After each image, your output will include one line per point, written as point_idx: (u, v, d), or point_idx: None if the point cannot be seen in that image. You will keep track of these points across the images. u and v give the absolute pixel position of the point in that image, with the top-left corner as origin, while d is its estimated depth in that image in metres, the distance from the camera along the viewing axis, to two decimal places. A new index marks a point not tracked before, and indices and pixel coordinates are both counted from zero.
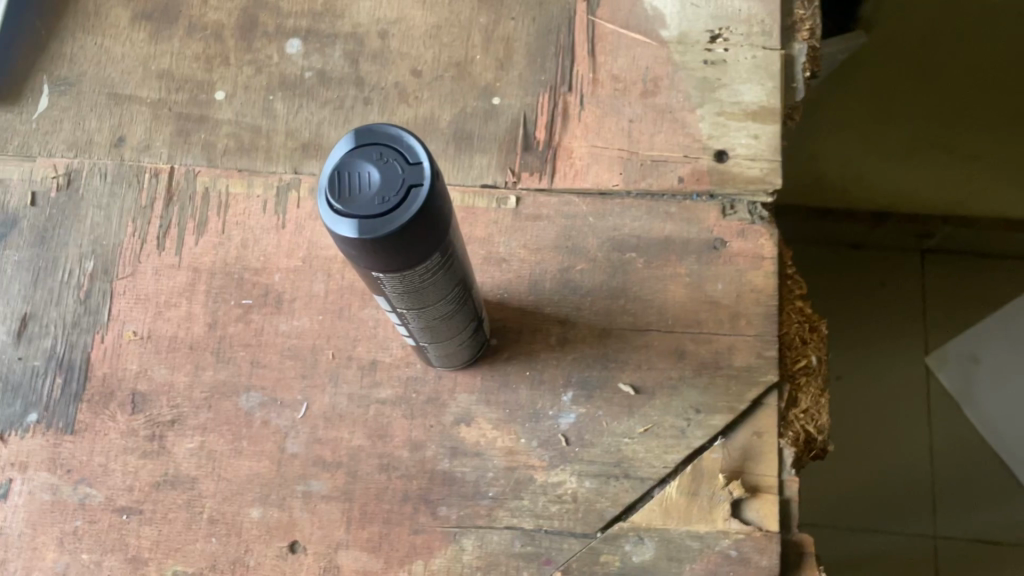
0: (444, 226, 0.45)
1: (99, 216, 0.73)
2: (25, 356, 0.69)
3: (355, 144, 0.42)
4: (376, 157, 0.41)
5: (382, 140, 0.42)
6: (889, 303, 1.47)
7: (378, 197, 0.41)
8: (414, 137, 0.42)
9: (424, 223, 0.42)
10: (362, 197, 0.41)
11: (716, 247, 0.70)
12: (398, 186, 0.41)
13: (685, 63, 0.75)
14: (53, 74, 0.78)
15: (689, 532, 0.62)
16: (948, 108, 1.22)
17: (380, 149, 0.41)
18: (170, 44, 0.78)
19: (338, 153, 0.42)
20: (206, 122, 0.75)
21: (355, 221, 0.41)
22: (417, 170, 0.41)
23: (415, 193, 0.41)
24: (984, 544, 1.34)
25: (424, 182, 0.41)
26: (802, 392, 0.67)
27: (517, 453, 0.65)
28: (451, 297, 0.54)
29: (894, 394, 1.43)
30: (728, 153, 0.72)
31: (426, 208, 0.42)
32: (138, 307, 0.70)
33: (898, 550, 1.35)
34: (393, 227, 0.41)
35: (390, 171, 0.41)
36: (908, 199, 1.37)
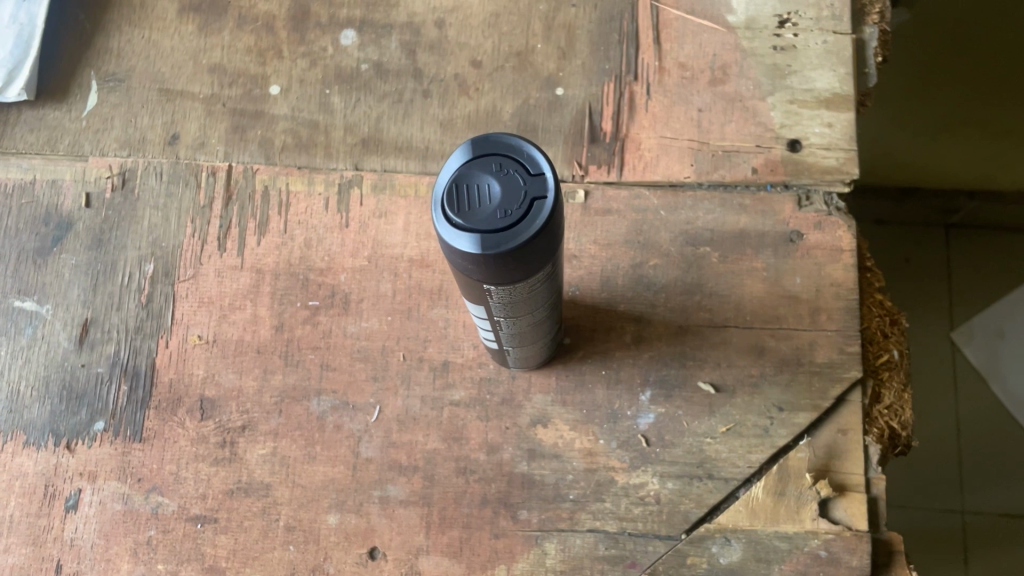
0: (558, 239, 0.43)
1: (157, 217, 0.71)
2: (88, 363, 0.68)
3: (473, 155, 0.41)
4: (496, 169, 0.40)
5: (501, 151, 0.41)
6: (913, 281, 1.42)
7: (499, 210, 0.39)
8: (534, 147, 0.40)
9: (545, 236, 0.41)
10: (480, 211, 0.40)
11: (793, 240, 0.68)
12: (521, 198, 0.39)
13: (754, 49, 0.73)
14: (101, 70, 0.75)
15: (777, 532, 0.61)
16: (977, 95, 1.13)
17: (499, 160, 0.40)
18: (220, 37, 0.76)
19: (455, 165, 0.41)
20: (262, 118, 0.73)
21: (475, 236, 0.39)
22: (539, 181, 0.40)
23: (539, 206, 0.40)
24: (1014, 518, 1.28)
25: (548, 193, 0.40)
26: (885, 387, 0.66)
27: (596, 455, 0.64)
28: (545, 307, 0.53)
29: (918, 370, 1.39)
30: (801, 142, 0.70)
31: (549, 222, 0.40)
32: (202, 311, 0.69)
33: (924, 527, 1.31)
34: (516, 241, 0.39)
35: (512, 183, 0.40)
36: (940, 171, 1.30)
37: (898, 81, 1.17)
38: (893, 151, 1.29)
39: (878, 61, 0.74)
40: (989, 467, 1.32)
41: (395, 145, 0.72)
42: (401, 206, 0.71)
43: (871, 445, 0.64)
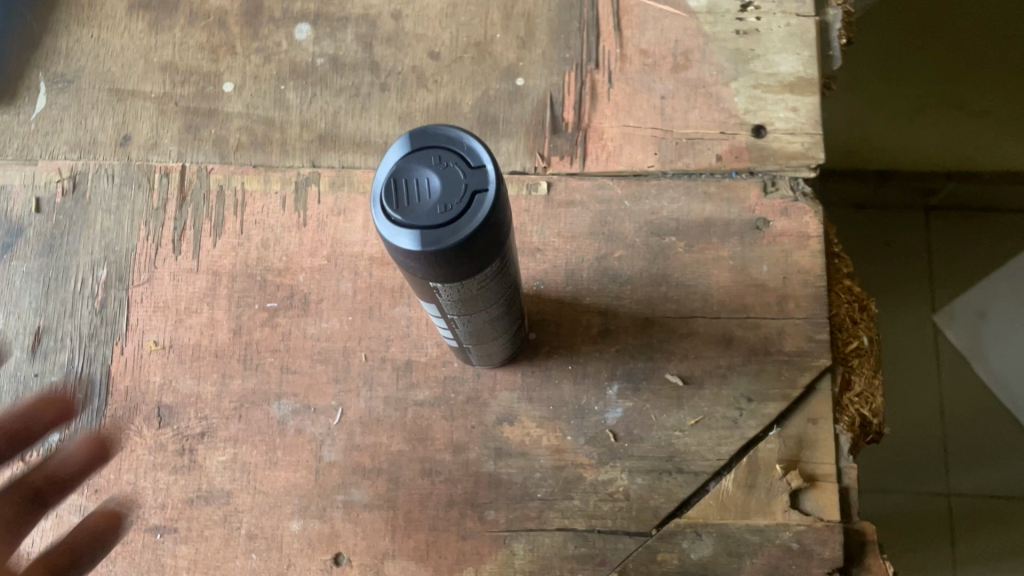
0: (504, 234, 0.42)
1: (110, 221, 0.69)
2: (41, 373, 0.66)
3: (412, 148, 0.39)
4: (436, 162, 0.38)
5: (440, 143, 0.39)
6: (895, 264, 1.40)
7: (439, 204, 0.38)
8: (474, 138, 0.39)
9: (488, 231, 0.39)
10: (421, 206, 0.38)
11: (759, 227, 0.67)
12: (461, 191, 0.38)
13: (716, 34, 0.71)
14: (49, 71, 0.73)
15: (749, 526, 0.60)
16: (958, 69, 1.13)
17: (438, 153, 0.39)
18: (171, 34, 0.74)
19: (393, 159, 0.39)
20: (216, 116, 0.72)
21: (415, 232, 0.38)
22: (480, 174, 0.38)
23: (480, 199, 0.38)
24: (998, 498, 1.29)
25: (489, 186, 0.38)
26: (855, 374, 0.65)
27: (564, 452, 0.63)
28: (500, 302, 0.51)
29: (901, 354, 1.38)
30: (766, 127, 0.69)
31: (492, 216, 0.38)
32: (158, 315, 0.67)
33: (913, 511, 1.30)
34: (458, 237, 0.38)
35: (452, 176, 0.38)
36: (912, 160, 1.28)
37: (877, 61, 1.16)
38: (868, 137, 1.27)
39: (843, 43, 0.73)
40: (974, 448, 1.31)
41: (353, 140, 0.70)
42: (360, 202, 0.69)
43: (841, 433, 0.63)
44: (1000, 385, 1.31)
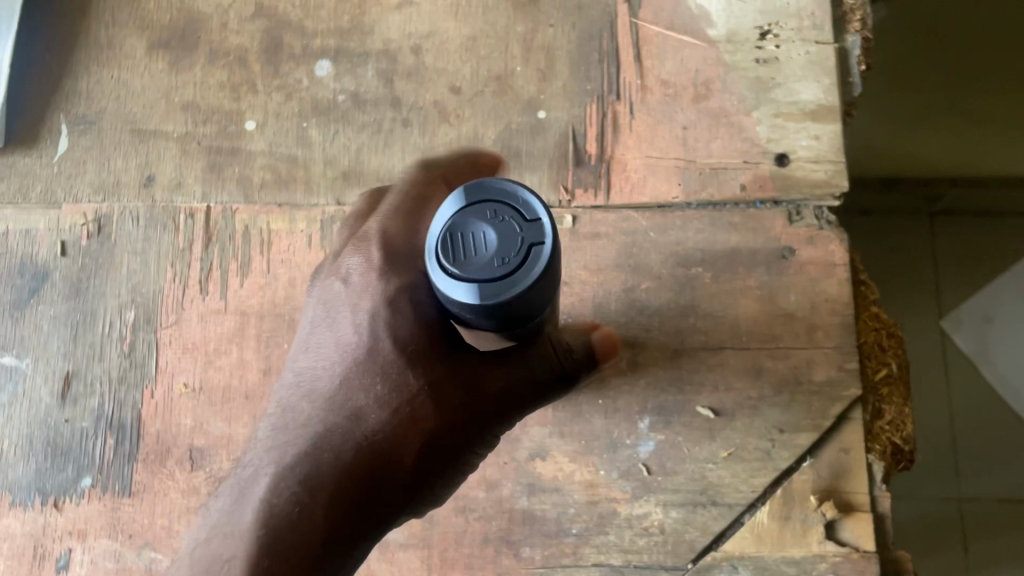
0: (556, 286, 0.42)
1: (136, 263, 0.69)
2: (71, 418, 0.66)
3: (466, 203, 0.40)
4: (492, 217, 0.39)
5: (496, 198, 0.40)
6: (902, 270, 1.39)
7: (496, 258, 0.38)
8: (530, 193, 0.40)
9: (547, 282, 0.39)
10: (478, 262, 0.38)
11: (785, 256, 0.67)
12: (519, 245, 0.38)
13: (736, 63, 0.72)
14: (70, 113, 0.73)
15: (784, 558, 0.61)
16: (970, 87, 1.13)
17: (494, 207, 0.39)
18: (192, 73, 0.74)
19: (448, 213, 0.40)
20: (239, 155, 0.72)
21: (472, 286, 0.38)
22: (536, 228, 0.39)
23: (536, 253, 0.38)
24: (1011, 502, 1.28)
25: (546, 240, 0.39)
26: (886, 402, 0.66)
27: (598, 486, 0.63)
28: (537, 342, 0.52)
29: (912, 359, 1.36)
30: (789, 156, 0.69)
31: (548, 269, 0.39)
32: (187, 357, 0.67)
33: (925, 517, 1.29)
34: (515, 289, 0.38)
35: (507, 231, 0.39)
36: (921, 163, 1.29)
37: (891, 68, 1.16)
38: (876, 143, 1.28)
39: (863, 69, 0.73)
40: (985, 453, 1.31)
41: (377, 177, 0.71)
42: None
43: (874, 463, 0.63)
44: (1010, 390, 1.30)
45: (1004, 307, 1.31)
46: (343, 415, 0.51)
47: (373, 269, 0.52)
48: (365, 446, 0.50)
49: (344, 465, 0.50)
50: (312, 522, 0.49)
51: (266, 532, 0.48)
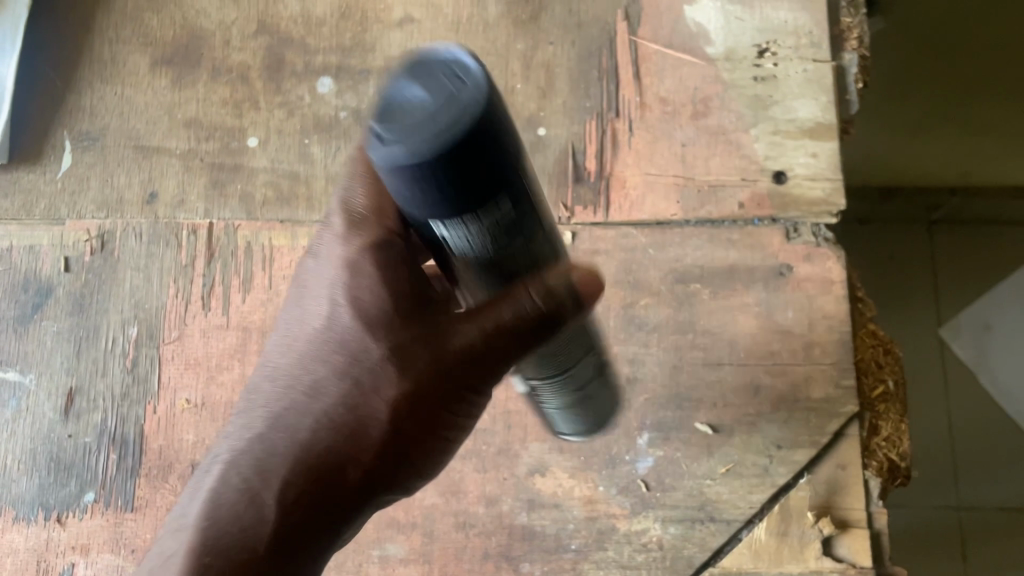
0: (505, 169, 0.35)
1: (139, 279, 0.70)
2: (75, 433, 0.66)
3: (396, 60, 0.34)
4: (420, 75, 0.33)
5: (428, 55, 0.34)
6: (901, 278, 1.39)
7: (421, 114, 0.32)
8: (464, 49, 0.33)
9: (484, 155, 0.33)
10: (414, 132, 0.32)
11: (783, 273, 0.68)
12: (447, 102, 0.32)
13: (734, 81, 0.72)
14: (74, 129, 0.74)
15: (782, 573, 0.61)
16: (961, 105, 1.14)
17: (425, 63, 0.33)
18: (195, 90, 0.74)
19: None
20: (242, 171, 0.72)
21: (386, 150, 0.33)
22: (472, 85, 0.32)
23: (466, 110, 0.32)
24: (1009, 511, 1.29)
25: (480, 97, 0.32)
26: (881, 419, 0.66)
27: (597, 502, 0.64)
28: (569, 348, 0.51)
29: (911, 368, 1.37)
30: (786, 173, 0.70)
31: (481, 130, 0.32)
32: (189, 373, 0.67)
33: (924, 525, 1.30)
34: (438, 151, 0.32)
35: (437, 86, 0.32)
36: (917, 171, 1.30)
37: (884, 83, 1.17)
38: (878, 150, 1.28)
39: (860, 87, 0.74)
40: (984, 463, 1.31)
41: None
42: None
43: (871, 479, 0.63)
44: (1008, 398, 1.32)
45: (1004, 319, 1.32)
46: (296, 403, 0.47)
47: (338, 235, 0.47)
48: (322, 424, 0.46)
49: (294, 462, 0.46)
50: (255, 530, 0.45)
51: (210, 527, 0.46)
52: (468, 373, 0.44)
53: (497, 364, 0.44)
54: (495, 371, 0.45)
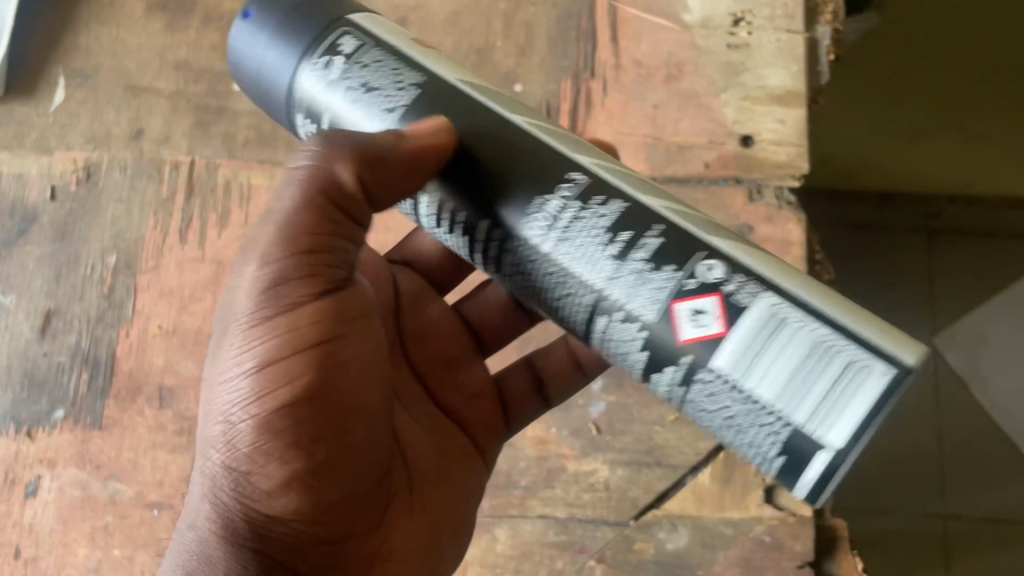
0: (250, 42, 0.50)
1: (120, 210, 0.72)
2: (49, 352, 0.69)
3: (241, 61, 0.51)
4: (241, 38, 0.51)
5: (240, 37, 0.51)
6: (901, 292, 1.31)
7: (258, 54, 0.50)
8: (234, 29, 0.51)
9: (308, 18, 0.50)
10: (256, 54, 0.50)
11: (745, 233, 0.69)
12: (262, 26, 0.50)
13: (709, 48, 0.74)
14: (68, 67, 0.77)
15: (723, 518, 0.62)
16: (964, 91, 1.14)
17: (242, 43, 0.51)
18: (186, 34, 0.77)
19: (243, 62, 0.51)
20: (226, 113, 0.75)
21: (262, 69, 0.51)
22: (249, 21, 0.51)
23: (263, 26, 0.50)
24: (997, 523, 1.22)
25: (251, 22, 0.50)
26: None
27: (548, 442, 0.65)
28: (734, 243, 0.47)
29: None
30: (754, 138, 0.71)
31: (287, 17, 0.50)
32: (163, 301, 0.70)
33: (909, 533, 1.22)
34: (270, 53, 0.50)
35: (243, 38, 0.51)
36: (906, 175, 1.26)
37: (880, 73, 1.15)
38: (870, 158, 1.25)
39: (830, 59, 0.76)
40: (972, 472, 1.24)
41: None
42: None
43: None
44: (1001, 411, 1.24)
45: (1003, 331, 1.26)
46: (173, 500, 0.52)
47: None
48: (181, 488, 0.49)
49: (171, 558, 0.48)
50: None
51: None
52: (235, 324, 0.46)
53: (256, 298, 0.45)
54: (278, 297, 0.45)
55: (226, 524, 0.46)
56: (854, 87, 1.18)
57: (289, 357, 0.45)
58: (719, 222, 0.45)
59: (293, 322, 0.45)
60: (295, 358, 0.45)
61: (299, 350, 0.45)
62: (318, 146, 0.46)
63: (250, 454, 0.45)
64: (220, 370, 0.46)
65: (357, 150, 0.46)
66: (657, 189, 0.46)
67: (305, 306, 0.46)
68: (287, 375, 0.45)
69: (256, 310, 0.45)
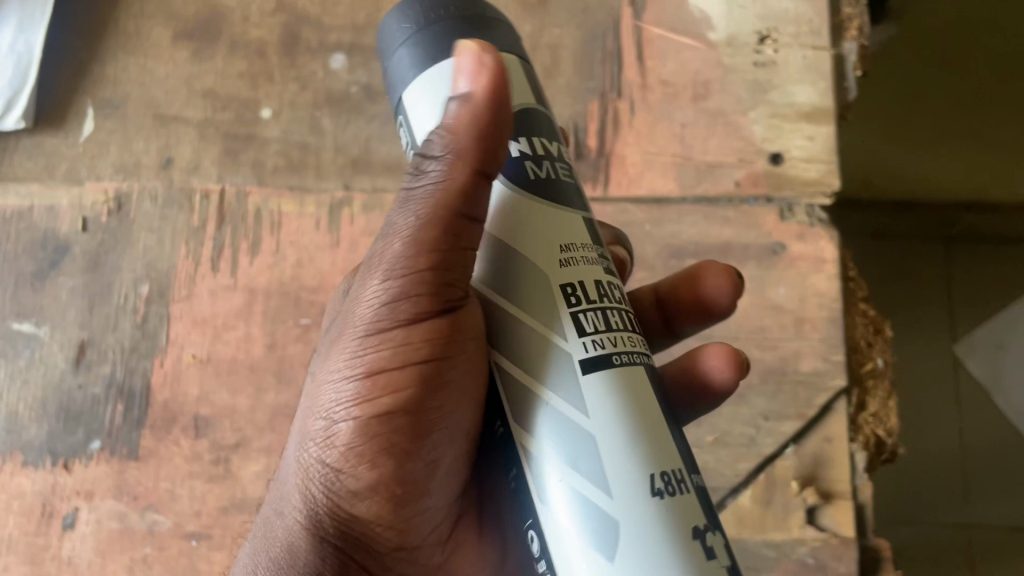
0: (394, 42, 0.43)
1: (152, 240, 0.72)
2: (85, 384, 0.69)
3: (381, 44, 0.44)
4: (392, 21, 0.43)
5: (391, 17, 0.44)
6: (921, 297, 1.29)
7: (393, 49, 0.43)
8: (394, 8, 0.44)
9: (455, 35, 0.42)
10: (395, 49, 0.43)
11: (777, 251, 0.69)
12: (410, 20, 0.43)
13: (735, 66, 0.74)
14: (97, 98, 0.77)
15: (765, 540, 0.62)
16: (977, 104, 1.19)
17: (390, 27, 0.44)
18: (214, 62, 0.77)
19: (383, 49, 0.44)
20: (255, 140, 0.75)
21: (391, 68, 0.44)
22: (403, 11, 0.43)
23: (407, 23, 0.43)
24: None
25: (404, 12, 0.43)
26: (869, 395, 0.67)
27: None
28: (663, 475, 0.36)
29: (928, 375, 1.26)
30: (783, 155, 0.71)
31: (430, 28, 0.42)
32: (196, 331, 0.70)
33: (937, 544, 1.19)
34: (400, 58, 0.43)
35: (393, 21, 0.44)
36: (914, 183, 1.23)
37: (897, 86, 1.19)
38: (888, 165, 1.23)
39: (858, 75, 0.75)
40: (998, 483, 1.21)
41: (385, 166, 0.74)
42: None
43: (856, 452, 0.64)
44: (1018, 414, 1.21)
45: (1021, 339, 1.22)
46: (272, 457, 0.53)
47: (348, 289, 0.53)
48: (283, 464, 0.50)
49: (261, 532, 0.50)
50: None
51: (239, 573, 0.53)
52: (350, 331, 0.44)
53: (373, 308, 0.43)
54: (389, 306, 0.43)
55: (311, 519, 0.46)
56: (873, 101, 1.21)
57: (395, 371, 0.43)
58: (611, 493, 0.36)
59: (405, 336, 0.43)
60: (402, 371, 0.43)
61: (407, 363, 0.43)
62: (425, 154, 0.41)
63: (341, 463, 0.44)
64: (330, 370, 0.45)
65: (463, 150, 0.40)
66: (566, 441, 0.37)
67: (418, 321, 0.43)
68: (389, 385, 0.43)
69: (372, 321, 0.43)
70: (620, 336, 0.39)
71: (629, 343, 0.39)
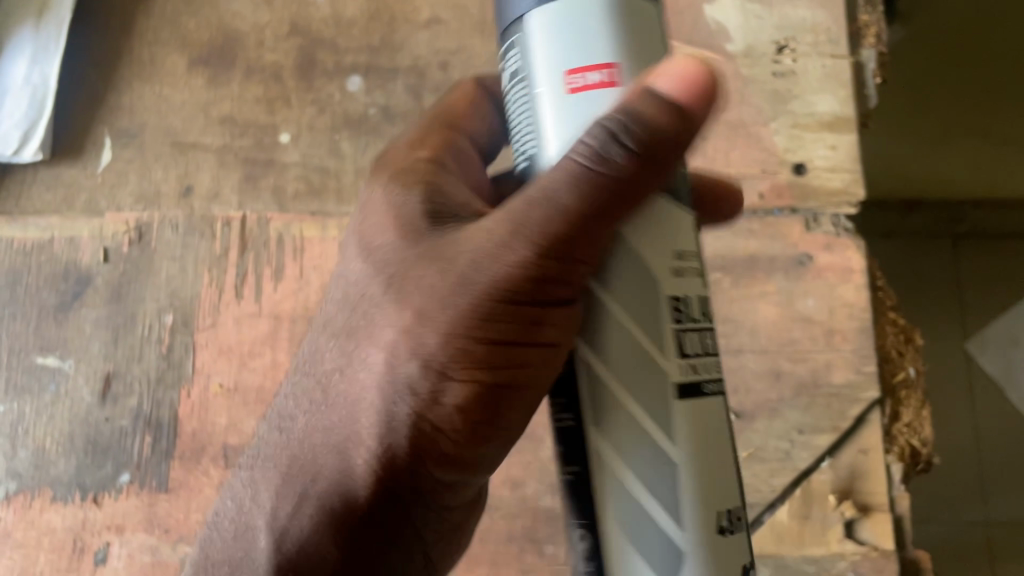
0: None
1: (174, 268, 0.72)
2: (111, 416, 0.68)
3: None
4: None
5: None
6: (934, 295, 1.30)
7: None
8: None
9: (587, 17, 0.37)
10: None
11: (804, 263, 0.69)
12: None
13: (754, 77, 0.73)
14: (113, 127, 0.77)
15: (804, 555, 0.62)
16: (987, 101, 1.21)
17: None
18: (230, 88, 0.77)
19: None
20: (274, 166, 0.75)
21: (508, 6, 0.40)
22: None
23: None
24: None
25: None
26: (902, 406, 0.67)
27: None
28: (730, 513, 0.40)
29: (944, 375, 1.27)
30: (806, 165, 0.71)
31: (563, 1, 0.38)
32: (223, 359, 0.69)
33: (956, 543, 1.21)
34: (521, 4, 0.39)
35: None
36: (926, 184, 1.26)
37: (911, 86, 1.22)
38: (905, 166, 1.26)
39: (877, 81, 0.76)
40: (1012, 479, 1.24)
41: None
42: None
43: (893, 463, 0.64)
44: None
45: None
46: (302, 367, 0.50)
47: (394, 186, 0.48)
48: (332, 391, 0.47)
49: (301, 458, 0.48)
50: (257, 547, 0.51)
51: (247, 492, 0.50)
52: (477, 289, 0.40)
53: (511, 274, 0.40)
54: (528, 280, 0.40)
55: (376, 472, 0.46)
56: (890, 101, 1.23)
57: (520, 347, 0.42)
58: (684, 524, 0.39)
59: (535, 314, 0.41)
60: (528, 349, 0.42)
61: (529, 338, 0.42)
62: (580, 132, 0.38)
63: (447, 425, 0.44)
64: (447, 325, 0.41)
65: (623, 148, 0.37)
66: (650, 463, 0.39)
67: (546, 303, 0.40)
68: (509, 356, 0.42)
69: (506, 288, 0.40)
70: (709, 361, 0.41)
71: (715, 368, 0.41)
